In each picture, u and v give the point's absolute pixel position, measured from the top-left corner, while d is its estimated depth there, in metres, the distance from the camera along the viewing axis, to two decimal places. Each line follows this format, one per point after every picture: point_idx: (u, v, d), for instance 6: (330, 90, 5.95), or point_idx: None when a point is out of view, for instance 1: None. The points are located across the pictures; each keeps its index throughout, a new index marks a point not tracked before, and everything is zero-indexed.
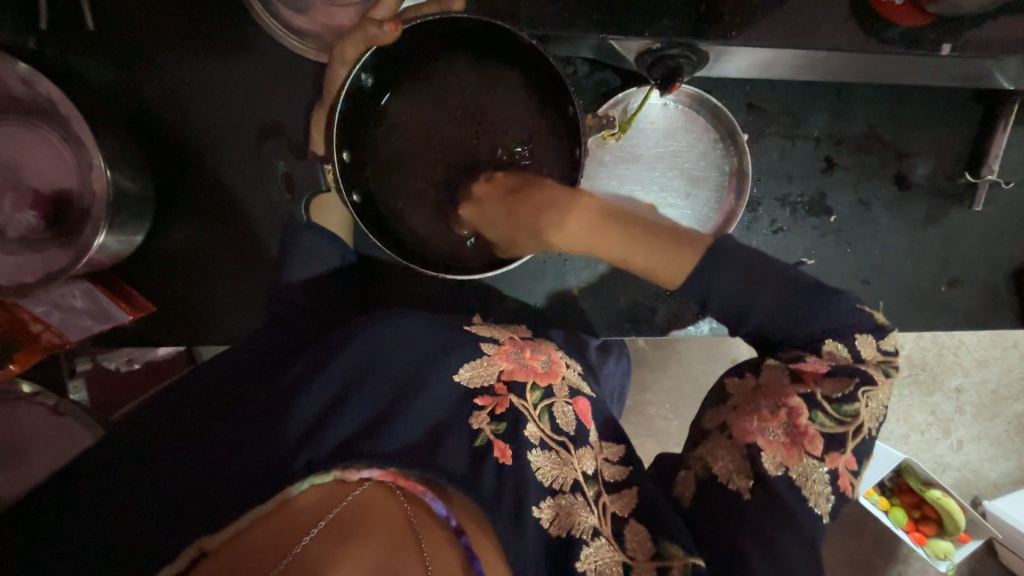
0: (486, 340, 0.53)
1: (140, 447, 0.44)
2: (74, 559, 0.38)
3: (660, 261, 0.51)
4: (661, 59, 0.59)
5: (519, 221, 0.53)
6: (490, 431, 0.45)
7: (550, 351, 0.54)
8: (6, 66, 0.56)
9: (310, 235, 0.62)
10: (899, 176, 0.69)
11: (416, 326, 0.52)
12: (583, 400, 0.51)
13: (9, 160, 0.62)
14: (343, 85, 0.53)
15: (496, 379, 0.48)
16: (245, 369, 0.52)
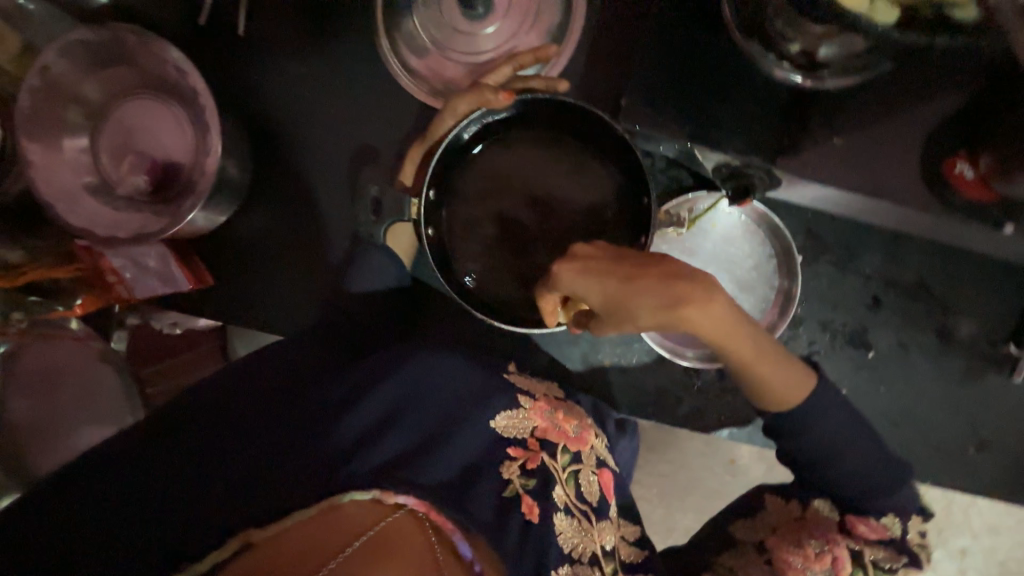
0: (524, 393, 0.56)
1: (198, 421, 0.48)
2: (131, 513, 0.42)
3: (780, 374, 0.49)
4: (738, 174, 0.64)
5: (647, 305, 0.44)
6: (519, 484, 0.47)
7: (580, 416, 0.57)
8: (164, 52, 0.63)
9: (376, 254, 0.64)
10: (942, 329, 0.71)
11: (463, 367, 0.56)
12: (606, 473, 0.54)
13: (136, 128, 0.69)
14: (447, 135, 0.60)
15: (529, 435, 0.51)
16: (297, 365, 0.55)
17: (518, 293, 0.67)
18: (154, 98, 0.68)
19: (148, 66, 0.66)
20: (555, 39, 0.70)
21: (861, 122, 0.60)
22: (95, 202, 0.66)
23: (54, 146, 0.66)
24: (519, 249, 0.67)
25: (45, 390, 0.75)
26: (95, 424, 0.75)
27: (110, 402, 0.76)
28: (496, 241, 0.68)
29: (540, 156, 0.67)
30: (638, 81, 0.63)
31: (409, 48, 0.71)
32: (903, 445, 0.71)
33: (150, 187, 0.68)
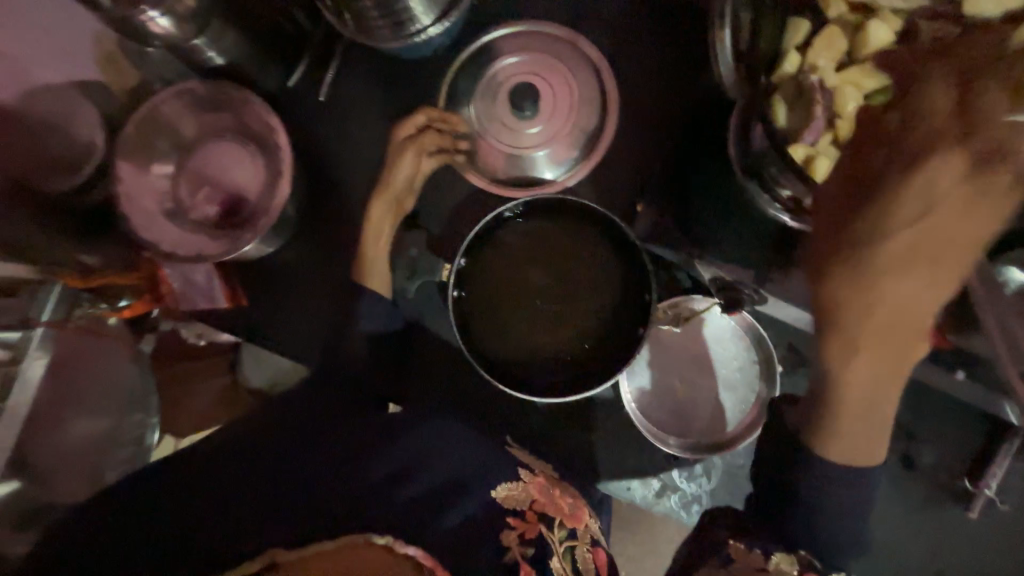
0: (524, 466, 0.64)
1: (254, 450, 0.62)
2: (205, 516, 0.56)
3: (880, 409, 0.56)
4: (730, 287, 0.73)
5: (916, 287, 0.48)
6: (518, 552, 0.53)
7: (574, 495, 0.64)
8: (263, 111, 0.75)
9: (375, 298, 0.75)
10: (907, 457, 0.76)
11: (469, 436, 0.65)
12: (600, 552, 0.60)
13: (214, 165, 0.78)
14: (480, 221, 0.74)
15: (527, 506, 0.58)
16: (330, 407, 0.68)
17: (525, 361, 0.75)
18: (236, 142, 0.78)
19: (242, 120, 0.77)
20: (587, 145, 0.81)
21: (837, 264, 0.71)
22: (170, 224, 0.75)
23: (144, 170, 0.75)
24: (532, 322, 0.75)
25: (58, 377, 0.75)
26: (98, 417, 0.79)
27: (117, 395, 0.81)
28: (511, 311, 0.76)
29: (560, 243, 0.76)
30: None
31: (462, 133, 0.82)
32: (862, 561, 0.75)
33: (218, 217, 0.77)
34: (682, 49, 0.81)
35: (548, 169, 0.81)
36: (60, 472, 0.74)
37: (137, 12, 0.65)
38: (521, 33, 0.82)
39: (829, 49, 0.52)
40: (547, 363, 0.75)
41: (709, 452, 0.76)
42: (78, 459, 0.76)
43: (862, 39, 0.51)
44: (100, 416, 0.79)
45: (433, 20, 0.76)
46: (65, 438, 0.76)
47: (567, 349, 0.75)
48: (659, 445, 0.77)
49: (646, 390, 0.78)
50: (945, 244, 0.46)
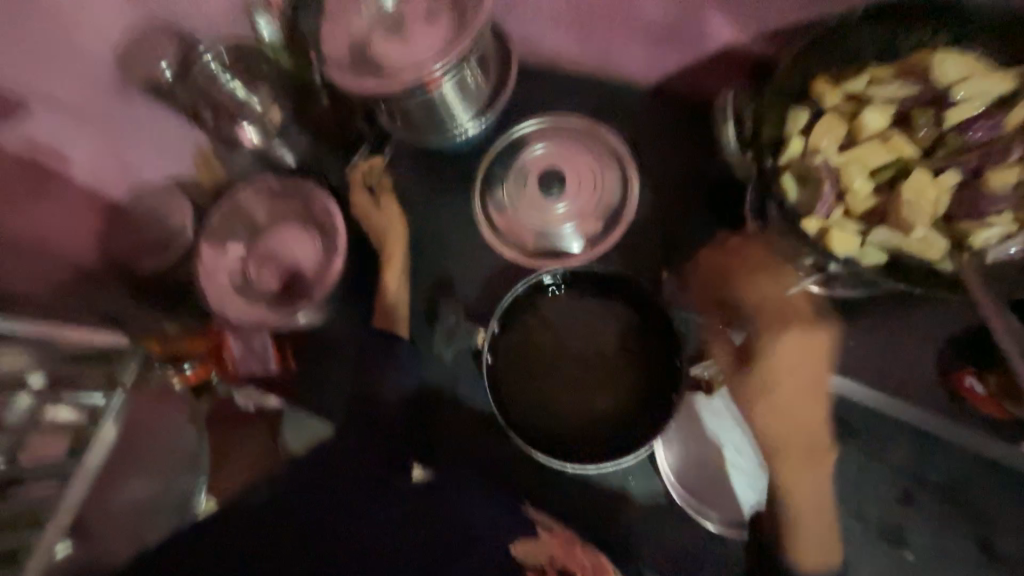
0: (540, 523, 0.73)
1: (301, 509, 0.73)
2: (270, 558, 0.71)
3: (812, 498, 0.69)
4: (763, 350, 0.71)
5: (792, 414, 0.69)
6: None
7: (597, 552, 0.71)
8: (325, 200, 0.87)
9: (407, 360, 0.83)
10: (986, 544, 0.68)
11: (485, 502, 0.73)
12: None
13: (275, 243, 0.88)
14: (509, 292, 0.77)
15: (545, 560, 0.69)
16: (351, 468, 0.76)
17: (556, 427, 0.77)
18: (296, 223, 0.88)
19: (303, 205, 0.88)
20: (611, 219, 0.87)
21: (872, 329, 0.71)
22: (236, 296, 0.84)
23: (221, 250, 0.86)
24: (562, 387, 0.78)
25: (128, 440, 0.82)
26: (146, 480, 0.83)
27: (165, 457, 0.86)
28: (542, 376, 0.79)
29: (587, 311, 0.80)
30: None
31: (496, 212, 0.91)
32: None
33: (279, 290, 0.86)
34: (697, 131, 0.88)
35: (576, 243, 0.87)
36: (110, 533, 0.78)
37: (237, 127, 0.86)
38: (546, 126, 0.93)
39: (831, 132, 0.57)
40: (578, 429, 0.77)
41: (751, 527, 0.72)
42: (127, 522, 0.80)
43: (862, 124, 0.56)
44: (146, 480, 0.83)
45: (471, 118, 0.88)
46: (116, 501, 0.79)
47: (597, 414, 0.77)
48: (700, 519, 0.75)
49: (683, 459, 0.77)
50: (810, 393, 0.69)
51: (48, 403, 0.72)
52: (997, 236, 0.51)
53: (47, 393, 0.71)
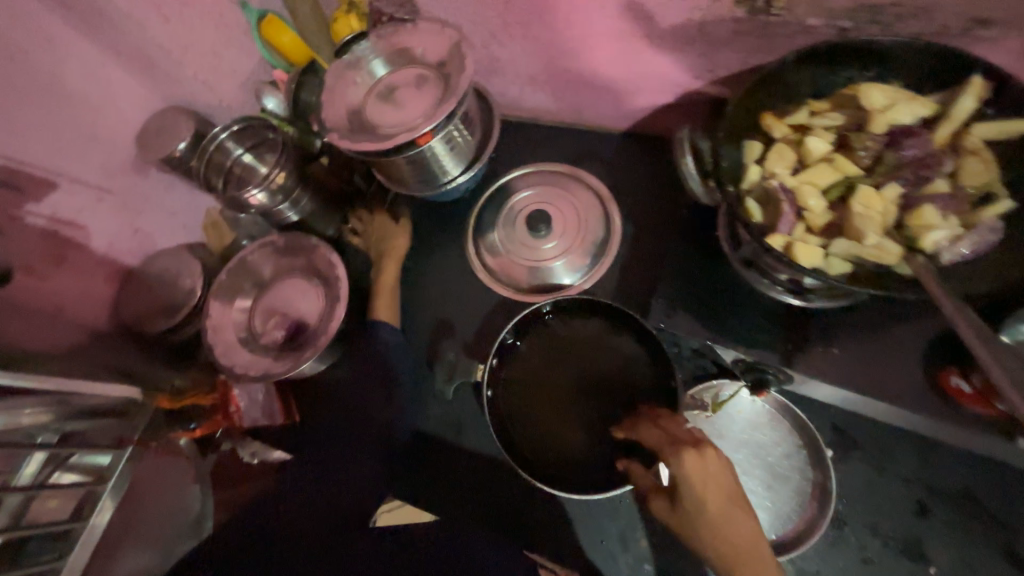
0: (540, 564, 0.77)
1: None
2: None
3: None
4: (755, 368, 0.73)
5: (730, 538, 0.57)
6: None
7: None
8: (326, 252, 0.92)
9: (407, 406, 0.87)
10: (1011, 553, 0.67)
11: (486, 550, 0.75)
12: None
13: (281, 296, 0.93)
14: (507, 327, 0.82)
15: None
16: (335, 535, 0.74)
17: (560, 458, 0.77)
18: (301, 276, 0.94)
19: (307, 259, 0.94)
20: (599, 253, 0.92)
21: (854, 336, 0.69)
22: (244, 348, 0.87)
23: (229, 306, 0.91)
24: (562, 418, 0.79)
25: (129, 509, 0.79)
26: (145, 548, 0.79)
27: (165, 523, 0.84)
28: (542, 407, 0.80)
29: (581, 338, 0.83)
30: (664, 290, 0.79)
31: (489, 253, 0.96)
32: None
33: (284, 340, 0.89)
34: (668, 168, 0.96)
35: (567, 277, 0.92)
36: None
37: (244, 192, 0.87)
38: (532, 172, 1.01)
39: (782, 158, 0.63)
40: (581, 458, 0.77)
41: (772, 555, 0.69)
42: None
43: (807, 150, 0.62)
44: (146, 546, 0.80)
45: (461, 170, 0.96)
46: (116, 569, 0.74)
47: (599, 442, 0.77)
48: None
49: None
50: (733, 507, 0.58)
51: (54, 467, 0.68)
52: (944, 239, 0.55)
53: (54, 456, 0.68)
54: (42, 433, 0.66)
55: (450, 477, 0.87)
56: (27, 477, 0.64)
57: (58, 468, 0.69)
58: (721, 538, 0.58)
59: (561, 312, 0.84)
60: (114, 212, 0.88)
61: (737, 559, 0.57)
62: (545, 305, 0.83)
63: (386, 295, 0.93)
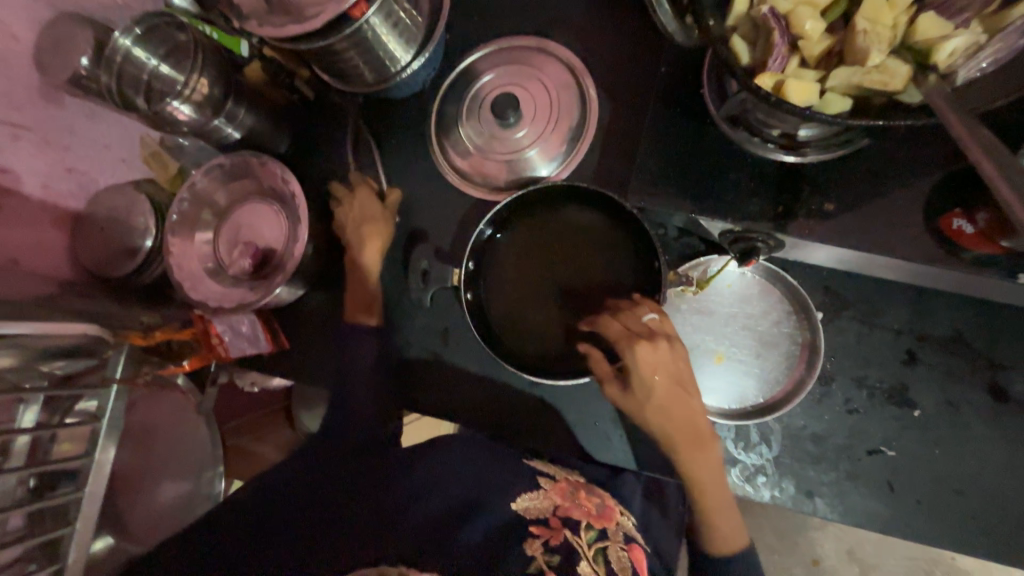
0: (545, 474, 0.75)
1: (280, 498, 0.68)
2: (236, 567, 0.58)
3: (715, 484, 0.65)
4: (744, 237, 0.68)
5: (673, 408, 0.65)
6: (543, 560, 0.56)
7: (603, 498, 0.71)
8: (278, 168, 0.84)
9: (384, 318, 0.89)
10: (994, 387, 0.68)
11: (487, 456, 0.77)
12: (637, 548, 0.65)
13: (243, 223, 0.88)
14: (478, 227, 0.75)
15: (548, 511, 0.64)
16: (347, 451, 0.75)
17: (548, 350, 0.77)
18: (259, 200, 0.88)
19: (261, 180, 0.87)
20: (574, 135, 0.84)
21: (848, 188, 0.64)
22: (214, 281, 0.84)
23: (190, 239, 0.86)
24: (546, 312, 0.78)
25: (143, 445, 0.83)
26: (173, 479, 0.85)
27: (188, 454, 0.88)
28: (526, 303, 0.78)
29: (563, 230, 0.78)
30: (642, 164, 0.70)
31: (455, 150, 0.88)
32: (973, 518, 0.68)
33: (253, 268, 0.86)
34: (642, 30, 0.85)
35: (542, 167, 0.84)
36: (149, 531, 0.81)
37: (166, 105, 0.76)
38: (493, 51, 0.89)
39: None
40: (569, 348, 0.77)
41: (759, 417, 0.71)
42: (163, 521, 0.82)
43: None
44: (179, 478, 0.86)
45: (413, 55, 0.83)
46: (150, 500, 0.82)
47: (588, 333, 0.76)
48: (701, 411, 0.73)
49: None
50: (682, 392, 0.65)
51: (60, 412, 0.71)
52: (960, 53, 0.47)
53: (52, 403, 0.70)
54: (31, 380, 0.67)
55: (442, 380, 0.88)
56: (31, 421, 0.66)
57: (62, 412, 0.71)
58: (670, 416, 0.65)
59: (539, 205, 0.79)
60: (37, 151, 0.78)
61: (681, 434, 0.65)
62: (514, 199, 0.76)
63: (348, 216, 0.86)
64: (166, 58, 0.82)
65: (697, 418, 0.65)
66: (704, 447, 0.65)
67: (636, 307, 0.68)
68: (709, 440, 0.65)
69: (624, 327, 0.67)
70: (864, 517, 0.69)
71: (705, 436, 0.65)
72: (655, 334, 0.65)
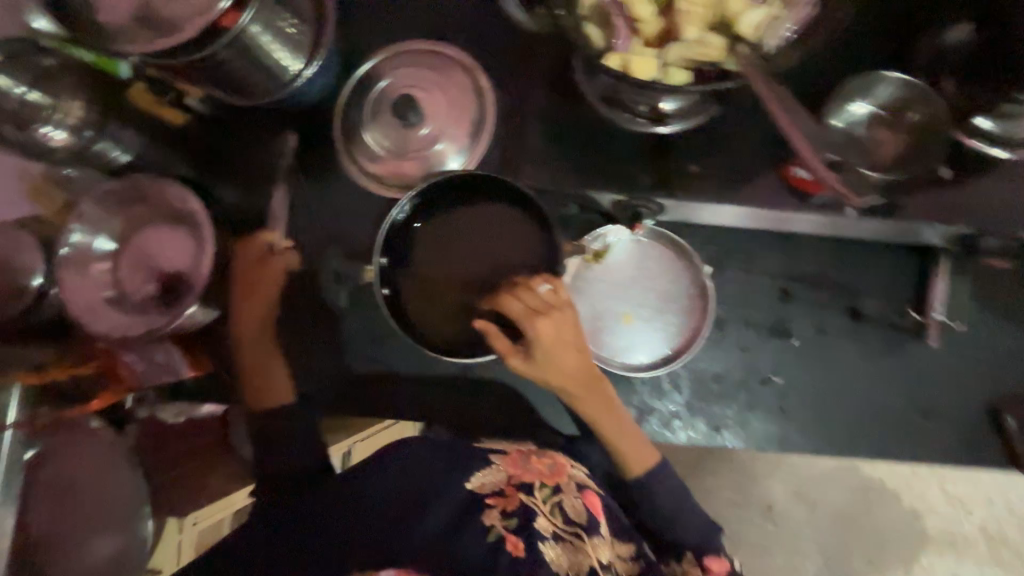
0: (496, 451, 0.80)
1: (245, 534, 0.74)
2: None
3: (614, 422, 0.74)
4: (629, 207, 0.75)
5: (573, 367, 0.70)
6: (501, 526, 0.70)
7: (554, 455, 0.80)
8: (177, 189, 0.82)
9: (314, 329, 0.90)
10: (853, 311, 0.78)
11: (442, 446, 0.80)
12: (588, 493, 0.77)
13: (147, 249, 0.85)
14: (381, 228, 0.76)
15: (504, 482, 0.75)
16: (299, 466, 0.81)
17: (470, 333, 0.80)
18: (162, 224, 0.85)
19: (158, 200, 0.84)
20: (476, 127, 0.88)
21: (707, 151, 0.72)
22: (117, 311, 0.81)
23: (87, 268, 0.81)
24: (464, 297, 0.80)
25: (58, 500, 0.81)
26: (109, 534, 0.83)
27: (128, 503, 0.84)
28: (443, 290, 0.80)
29: (470, 217, 0.80)
30: (531, 148, 0.76)
31: (361, 153, 0.90)
32: (854, 429, 0.77)
33: (160, 293, 0.83)
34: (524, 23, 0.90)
35: (451, 160, 0.88)
36: None
37: (38, 132, 0.77)
38: (385, 57, 0.92)
39: None
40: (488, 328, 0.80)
41: (668, 366, 0.78)
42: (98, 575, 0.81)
43: None
44: (110, 531, 0.83)
45: (303, 63, 0.84)
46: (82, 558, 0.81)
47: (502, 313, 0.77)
48: (612, 369, 0.79)
49: (594, 329, 0.80)
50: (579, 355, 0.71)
51: None
52: (765, 21, 0.55)
53: None
54: None
55: (373, 382, 0.90)
56: None
57: None
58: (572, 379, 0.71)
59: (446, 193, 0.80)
60: None
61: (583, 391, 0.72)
62: (419, 193, 0.77)
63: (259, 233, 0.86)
64: (35, 84, 0.78)
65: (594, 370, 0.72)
66: (602, 393, 0.73)
67: (532, 282, 0.72)
68: (602, 386, 0.73)
69: (526, 304, 0.69)
70: (764, 440, 0.78)
71: (600, 384, 0.73)
72: (554, 306, 0.69)
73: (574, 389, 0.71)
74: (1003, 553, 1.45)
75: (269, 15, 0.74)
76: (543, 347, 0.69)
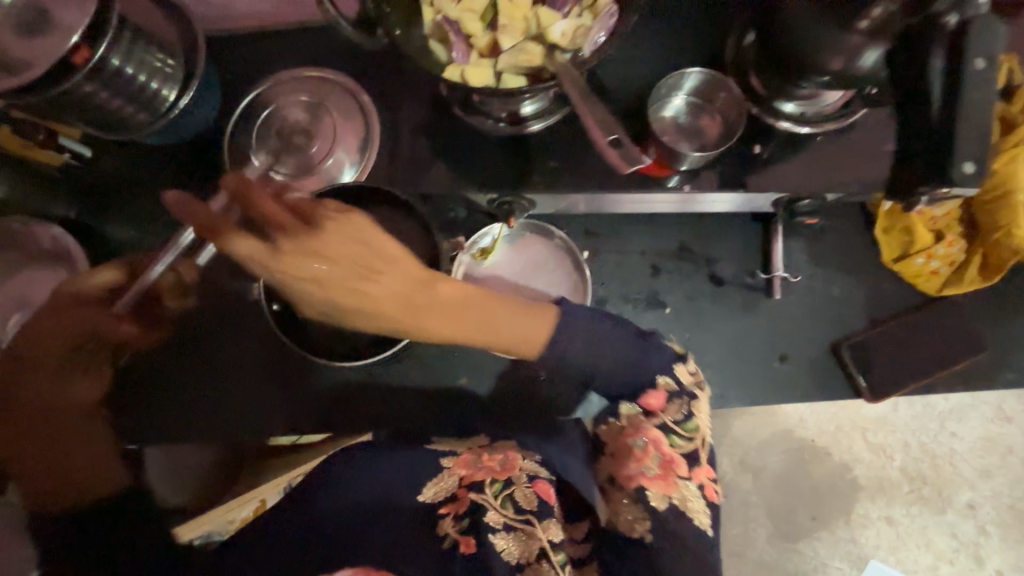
0: (447, 455, 0.79)
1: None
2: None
3: (476, 313, 0.67)
4: (503, 203, 0.82)
5: (366, 295, 0.62)
6: (454, 533, 0.68)
7: (506, 451, 0.78)
8: (45, 230, 0.85)
9: (218, 358, 0.92)
10: (714, 276, 0.87)
11: (392, 465, 0.78)
12: (540, 482, 0.74)
13: (27, 296, 0.85)
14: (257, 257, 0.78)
15: (455, 485, 0.74)
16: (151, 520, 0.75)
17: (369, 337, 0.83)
18: (40, 267, 0.86)
19: (32, 246, 0.85)
20: (364, 143, 0.88)
21: (563, 145, 0.80)
22: None
23: None
24: None
25: None
26: None
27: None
28: None
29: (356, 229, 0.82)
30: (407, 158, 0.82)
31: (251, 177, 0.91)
32: (730, 379, 0.85)
33: None
34: None
35: (346, 171, 0.88)
36: None
37: None
38: (267, 84, 0.94)
39: None
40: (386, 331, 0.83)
41: None
42: None
43: None
44: None
45: (179, 91, 0.84)
46: None
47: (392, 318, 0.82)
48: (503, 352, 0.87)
49: None
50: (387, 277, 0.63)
51: None
52: (569, 31, 0.64)
53: None
54: None
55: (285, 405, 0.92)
56: None
57: None
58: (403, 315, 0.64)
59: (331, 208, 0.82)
60: None
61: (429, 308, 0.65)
62: None
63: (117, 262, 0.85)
64: None
65: (405, 271, 0.64)
66: (428, 292, 0.65)
67: (259, 220, 0.60)
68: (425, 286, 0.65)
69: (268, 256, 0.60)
70: None
71: (420, 285, 0.65)
72: (293, 245, 0.60)
73: (394, 313, 0.64)
74: (925, 491, 1.42)
75: (136, 49, 0.76)
76: (319, 279, 0.61)
